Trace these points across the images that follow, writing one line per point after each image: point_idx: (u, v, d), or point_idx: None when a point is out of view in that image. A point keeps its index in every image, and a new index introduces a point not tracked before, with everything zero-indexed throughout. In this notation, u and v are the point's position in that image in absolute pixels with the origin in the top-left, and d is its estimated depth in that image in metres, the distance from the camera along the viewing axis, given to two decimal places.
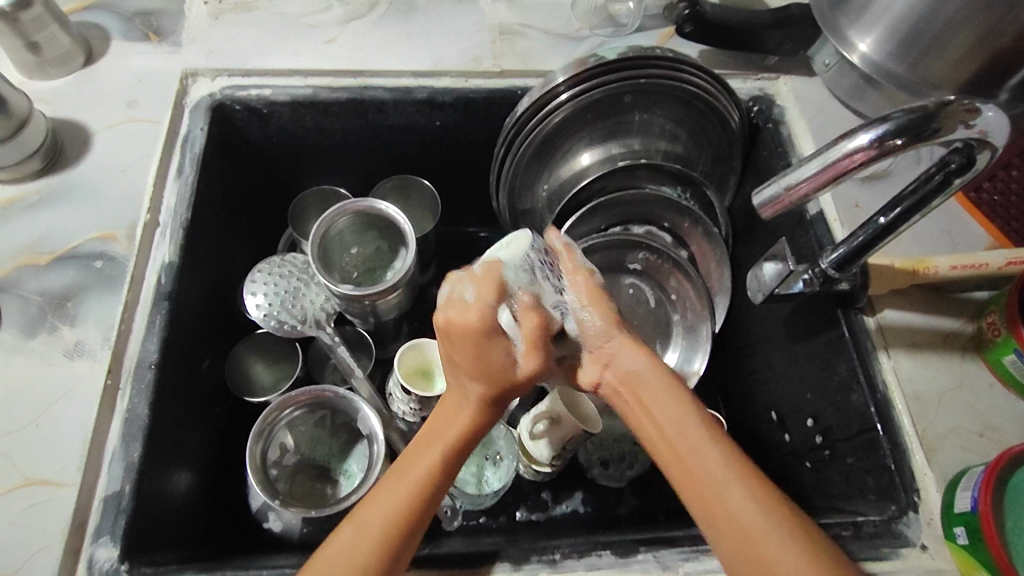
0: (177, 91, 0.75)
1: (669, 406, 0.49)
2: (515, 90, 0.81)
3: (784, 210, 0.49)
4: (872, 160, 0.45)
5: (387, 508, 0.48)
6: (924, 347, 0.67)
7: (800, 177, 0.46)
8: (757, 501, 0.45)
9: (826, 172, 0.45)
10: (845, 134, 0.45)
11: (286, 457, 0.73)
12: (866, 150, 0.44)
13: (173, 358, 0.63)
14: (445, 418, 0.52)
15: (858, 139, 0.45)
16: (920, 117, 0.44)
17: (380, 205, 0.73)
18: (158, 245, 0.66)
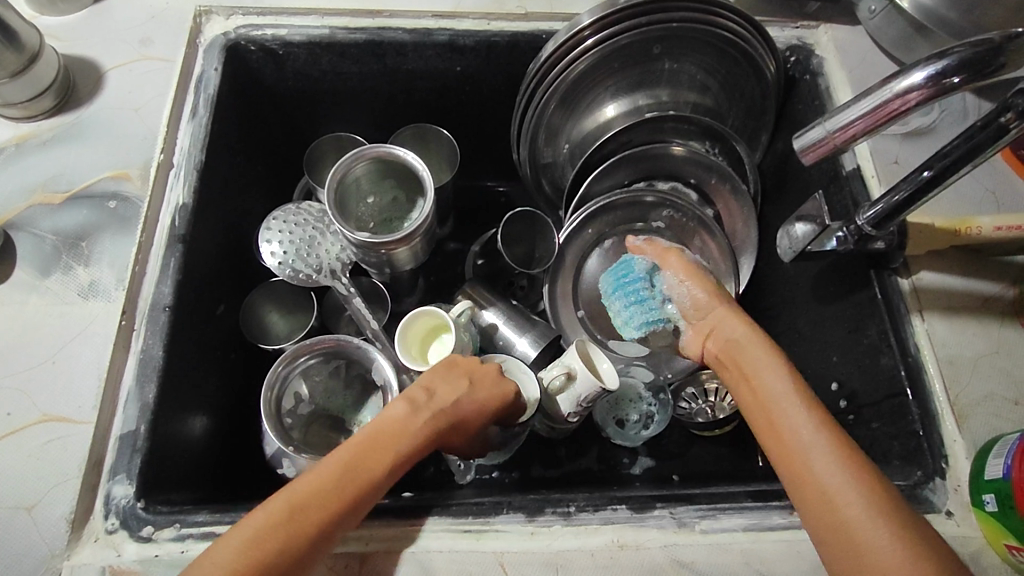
0: (190, 29, 0.73)
1: (768, 373, 0.56)
2: (540, 34, 0.77)
3: (827, 155, 0.45)
4: (927, 99, 0.40)
5: (322, 493, 0.48)
6: (961, 310, 0.64)
7: (843, 123, 0.43)
8: (842, 465, 0.47)
9: (870, 119, 0.42)
10: (897, 74, 0.41)
11: (300, 406, 0.73)
12: (917, 92, 0.40)
13: (187, 301, 0.63)
14: (392, 430, 0.54)
15: (911, 78, 0.40)
16: (987, 49, 0.39)
17: (398, 151, 0.70)
18: (172, 186, 0.65)
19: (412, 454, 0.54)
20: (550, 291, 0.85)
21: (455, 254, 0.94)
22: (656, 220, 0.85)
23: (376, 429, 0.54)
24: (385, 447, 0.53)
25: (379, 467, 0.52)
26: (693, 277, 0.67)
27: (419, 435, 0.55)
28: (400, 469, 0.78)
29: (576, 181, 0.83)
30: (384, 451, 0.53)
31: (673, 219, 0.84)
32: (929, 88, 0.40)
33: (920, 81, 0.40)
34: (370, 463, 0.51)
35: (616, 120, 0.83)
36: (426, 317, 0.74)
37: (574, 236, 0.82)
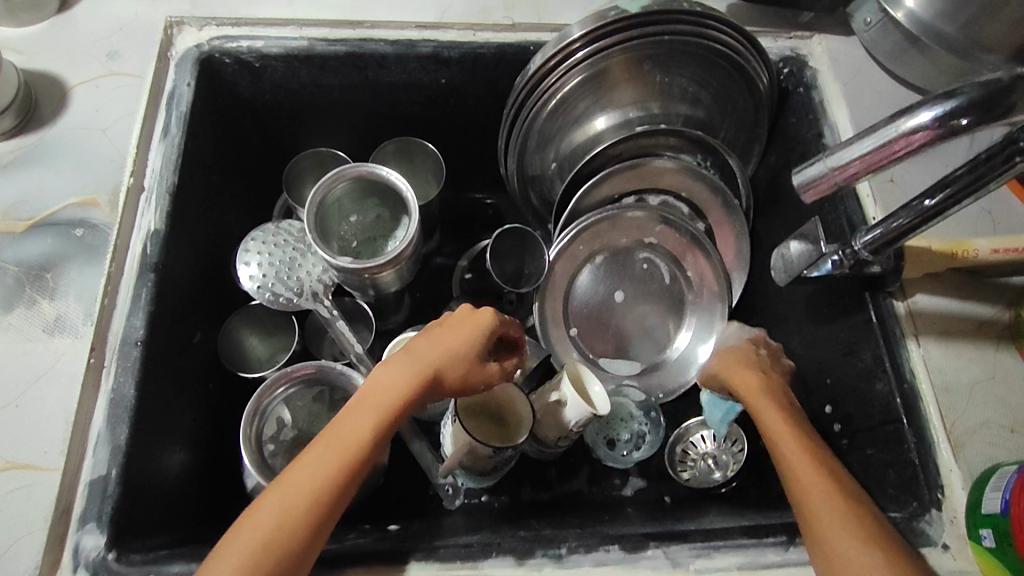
0: (161, 41, 0.70)
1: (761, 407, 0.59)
2: (528, 45, 0.74)
3: (830, 192, 0.43)
4: (936, 139, 0.39)
5: (313, 481, 0.47)
6: (956, 335, 0.63)
7: (847, 160, 0.41)
8: (824, 488, 0.51)
9: (876, 157, 0.40)
10: (904, 111, 0.39)
11: (284, 432, 0.70)
12: (926, 131, 0.38)
13: (161, 333, 0.60)
14: (375, 398, 0.52)
15: (919, 119, 0.39)
16: (995, 90, 0.37)
17: (381, 171, 0.68)
18: (143, 211, 0.62)
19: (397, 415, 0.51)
20: (541, 308, 0.82)
21: (442, 269, 0.92)
22: (650, 236, 0.83)
23: (356, 404, 0.52)
24: (368, 418, 0.50)
25: (361, 440, 0.50)
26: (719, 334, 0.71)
27: (396, 395, 0.51)
28: (386, 497, 0.76)
29: (566, 196, 0.81)
30: (365, 421, 0.50)
31: (667, 236, 0.83)
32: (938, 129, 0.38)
33: (929, 121, 0.38)
34: (353, 434, 0.50)
35: (606, 133, 0.81)
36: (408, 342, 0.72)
37: (564, 254, 0.81)
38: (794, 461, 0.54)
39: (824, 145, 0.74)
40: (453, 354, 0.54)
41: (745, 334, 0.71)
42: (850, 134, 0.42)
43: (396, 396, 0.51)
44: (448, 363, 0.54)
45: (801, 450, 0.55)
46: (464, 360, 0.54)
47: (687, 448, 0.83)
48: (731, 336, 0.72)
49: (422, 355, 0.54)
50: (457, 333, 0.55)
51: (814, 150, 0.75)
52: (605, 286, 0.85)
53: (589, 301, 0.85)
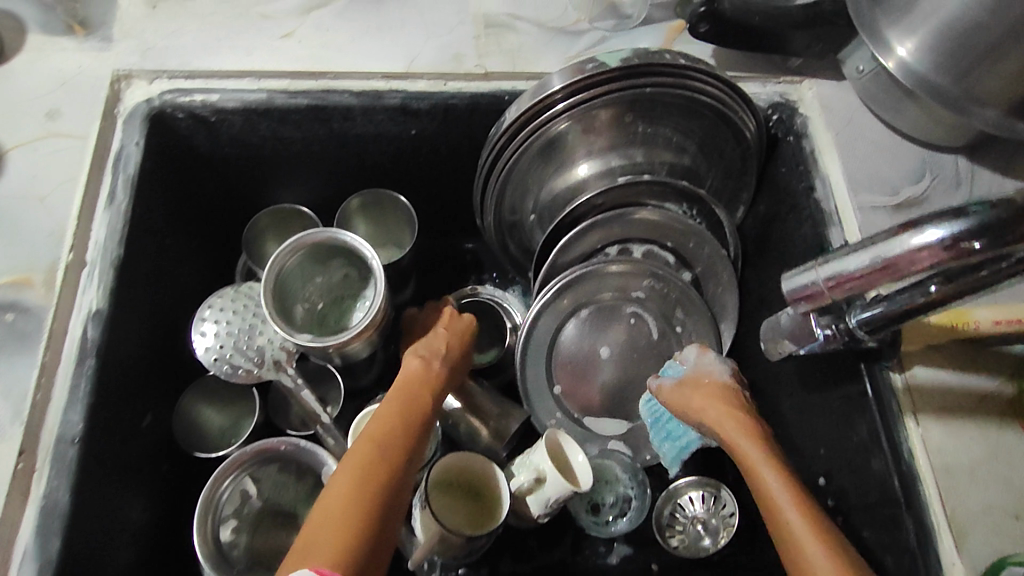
0: (107, 97, 0.65)
1: (763, 472, 0.58)
2: (503, 95, 0.70)
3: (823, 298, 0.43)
4: (937, 262, 0.37)
5: (326, 537, 0.49)
6: (955, 412, 0.59)
7: (845, 270, 0.42)
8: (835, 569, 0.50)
9: (875, 269, 0.40)
10: (913, 226, 0.38)
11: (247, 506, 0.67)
12: (930, 250, 0.37)
13: (103, 424, 0.56)
14: (370, 436, 0.57)
15: (925, 237, 0.38)
16: (1006, 215, 0.35)
17: (343, 236, 0.64)
18: (84, 288, 0.58)
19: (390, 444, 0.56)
20: (522, 359, 0.78)
21: None
22: (638, 288, 0.78)
23: (381, 422, 0.58)
24: (397, 426, 0.58)
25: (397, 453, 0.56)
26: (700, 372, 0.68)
27: (387, 425, 0.58)
28: None
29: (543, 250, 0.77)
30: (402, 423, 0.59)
31: (657, 290, 0.78)
32: (946, 249, 0.36)
33: (935, 239, 0.37)
34: (355, 470, 0.53)
35: (588, 181, 0.76)
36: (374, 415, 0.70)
37: (541, 312, 0.76)
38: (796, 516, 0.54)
39: (816, 199, 0.69)
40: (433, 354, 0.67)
41: (725, 367, 0.68)
42: (850, 246, 0.42)
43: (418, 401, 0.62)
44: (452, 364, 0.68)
45: (800, 503, 0.55)
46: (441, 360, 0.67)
47: (675, 511, 0.78)
48: (709, 367, 0.68)
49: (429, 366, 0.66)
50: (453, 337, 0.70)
51: (804, 205, 0.71)
52: (587, 342, 0.80)
53: (570, 358, 0.80)
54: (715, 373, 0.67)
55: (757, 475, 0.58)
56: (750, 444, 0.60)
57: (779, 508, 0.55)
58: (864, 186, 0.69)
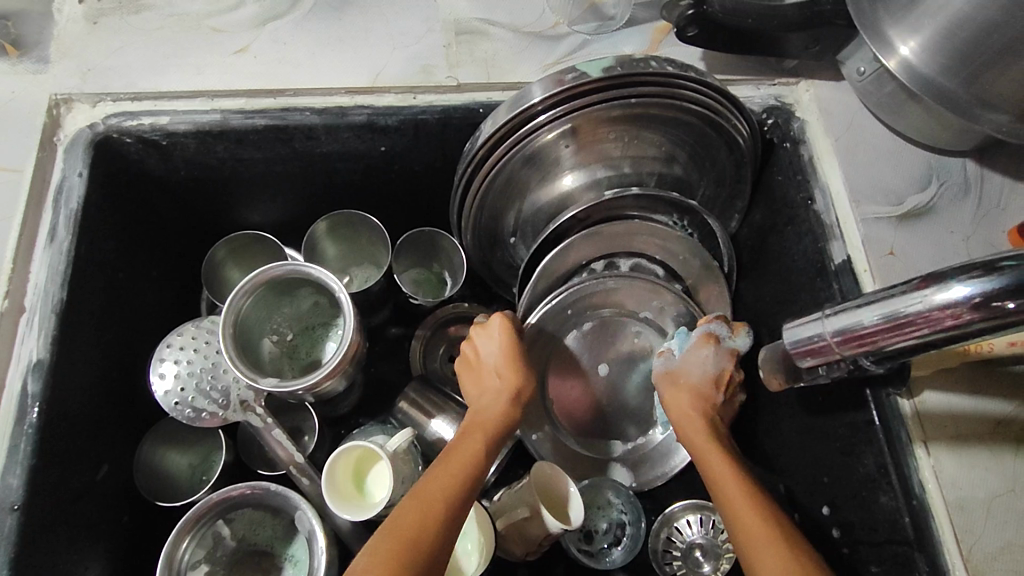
0: (45, 124, 0.60)
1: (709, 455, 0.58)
2: (477, 108, 0.66)
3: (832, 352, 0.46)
4: (963, 322, 0.38)
5: None
6: (969, 439, 0.56)
7: (856, 320, 0.43)
8: (762, 530, 0.50)
9: (891, 322, 0.41)
10: (935, 280, 0.39)
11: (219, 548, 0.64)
12: (957, 308, 0.38)
13: (50, 485, 0.51)
14: (422, 494, 0.52)
15: (950, 292, 0.38)
16: None
17: (310, 269, 0.60)
18: (24, 338, 0.53)
19: (445, 506, 0.51)
20: None
21: (399, 340, 0.82)
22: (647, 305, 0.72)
23: (433, 471, 0.54)
24: (449, 474, 0.54)
25: (446, 495, 0.52)
26: (688, 358, 0.64)
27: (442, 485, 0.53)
28: None
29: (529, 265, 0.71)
30: (452, 468, 0.55)
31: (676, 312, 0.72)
32: (974, 307, 0.37)
33: (964, 296, 0.37)
34: (397, 532, 0.48)
35: (573, 194, 0.70)
36: (352, 452, 0.64)
37: (541, 336, 0.71)
38: (733, 492, 0.54)
39: (813, 211, 0.66)
40: (498, 396, 0.62)
41: (711, 364, 0.64)
42: (869, 296, 0.43)
43: (469, 441, 0.58)
44: (504, 380, 0.62)
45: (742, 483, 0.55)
46: (497, 408, 0.61)
47: (672, 535, 0.75)
48: (693, 361, 0.64)
49: (485, 396, 0.62)
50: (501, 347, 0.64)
51: (802, 217, 0.67)
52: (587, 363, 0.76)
53: (568, 380, 0.76)
54: (698, 369, 0.64)
55: (703, 457, 0.58)
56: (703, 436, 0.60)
57: (720, 484, 0.55)
58: (866, 197, 0.65)
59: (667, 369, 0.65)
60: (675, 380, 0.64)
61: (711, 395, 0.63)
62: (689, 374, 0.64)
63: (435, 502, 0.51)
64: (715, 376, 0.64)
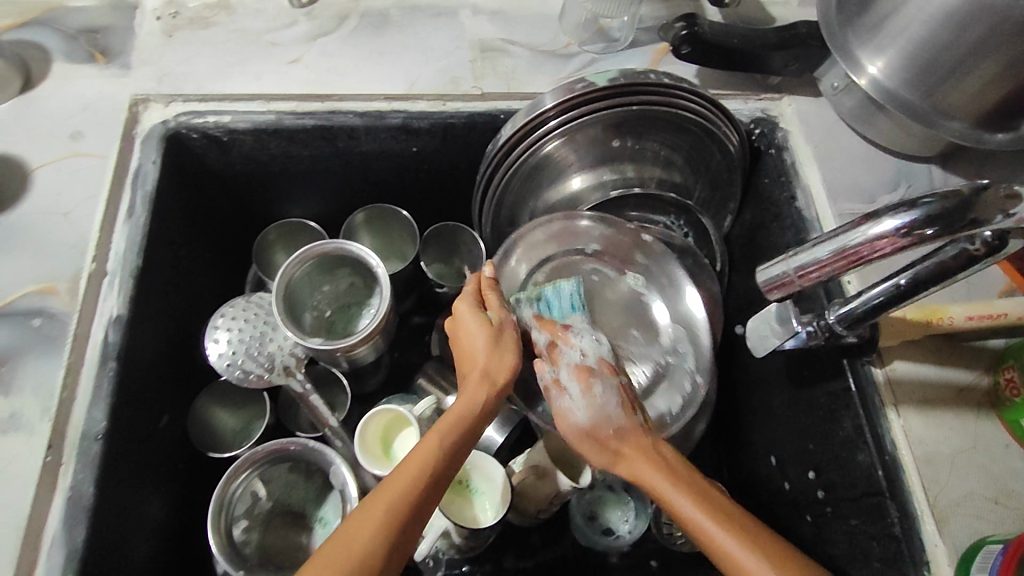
0: (126, 119, 0.69)
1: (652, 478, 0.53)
2: (498, 114, 0.75)
3: (792, 290, 0.50)
4: (898, 247, 0.44)
5: None
6: (936, 403, 0.62)
7: (814, 258, 0.47)
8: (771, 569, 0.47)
9: (841, 256, 0.46)
10: (869, 219, 0.45)
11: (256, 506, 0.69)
12: (892, 236, 0.44)
13: (123, 423, 0.59)
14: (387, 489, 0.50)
15: (882, 226, 0.45)
16: (955, 204, 0.43)
17: (351, 247, 0.68)
18: (105, 296, 0.61)
19: (410, 510, 0.49)
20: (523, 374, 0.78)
21: (422, 327, 0.90)
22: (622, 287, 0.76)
23: (399, 466, 0.51)
24: (416, 474, 0.50)
25: (402, 493, 0.49)
26: (587, 388, 0.59)
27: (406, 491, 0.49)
28: None
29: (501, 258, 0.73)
30: (416, 467, 0.51)
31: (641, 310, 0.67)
32: (904, 235, 0.44)
33: (895, 227, 0.44)
34: (360, 537, 0.47)
35: (581, 194, 0.78)
36: (381, 416, 0.71)
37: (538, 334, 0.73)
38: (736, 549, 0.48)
39: (796, 208, 0.74)
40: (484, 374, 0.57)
41: (614, 401, 0.58)
42: (816, 238, 0.48)
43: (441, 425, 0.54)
44: (480, 358, 0.58)
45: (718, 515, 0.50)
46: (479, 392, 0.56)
47: None
48: (590, 409, 0.58)
49: (469, 366, 0.59)
50: (477, 315, 0.60)
51: (787, 213, 0.76)
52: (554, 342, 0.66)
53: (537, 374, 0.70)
54: (606, 409, 0.58)
55: (670, 503, 0.52)
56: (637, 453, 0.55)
57: (716, 542, 0.49)
58: (842, 195, 0.74)
59: (585, 425, 0.58)
60: (598, 422, 0.57)
61: (643, 428, 0.57)
62: (630, 412, 0.58)
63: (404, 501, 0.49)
64: (622, 408, 0.58)
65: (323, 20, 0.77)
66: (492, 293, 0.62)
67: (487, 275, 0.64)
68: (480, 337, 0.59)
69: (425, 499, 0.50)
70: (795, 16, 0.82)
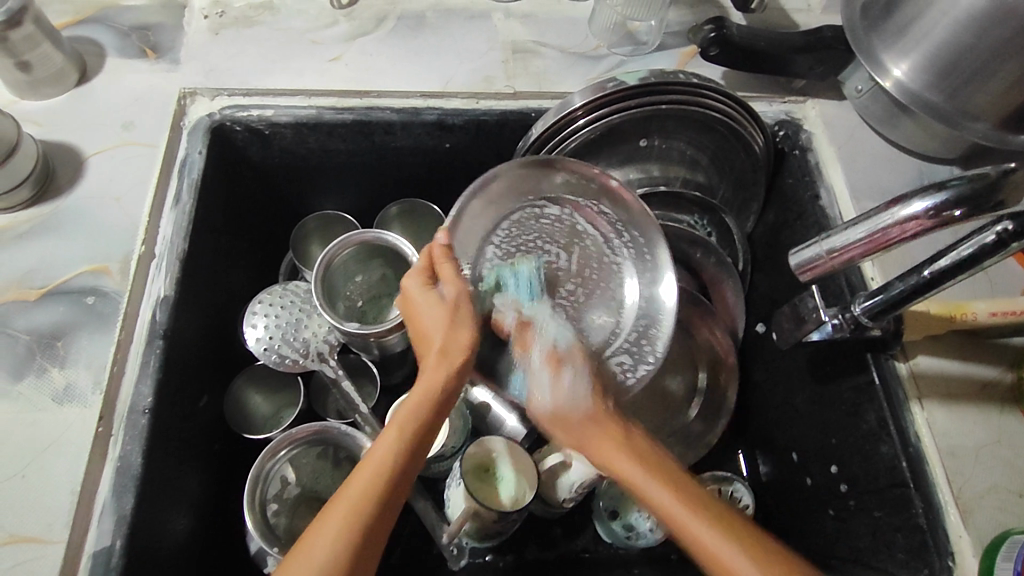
0: (174, 111, 0.72)
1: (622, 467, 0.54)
2: (529, 112, 0.77)
3: (822, 273, 0.51)
4: (927, 228, 0.46)
5: None
6: (960, 398, 0.63)
7: (845, 240, 0.48)
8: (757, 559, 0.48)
9: (871, 237, 0.47)
10: (898, 201, 0.47)
11: (286, 490, 0.69)
12: (922, 217, 0.46)
13: (168, 399, 0.61)
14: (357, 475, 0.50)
15: (912, 208, 0.46)
16: (982, 187, 0.45)
17: (388, 236, 0.71)
18: (153, 278, 0.63)
19: (383, 493, 0.49)
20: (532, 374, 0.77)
21: None
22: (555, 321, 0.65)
23: (366, 453, 0.52)
24: (384, 459, 0.50)
25: (373, 478, 0.49)
26: (558, 387, 0.59)
27: (376, 476, 0.50)
28: (387, 559, 0.77)
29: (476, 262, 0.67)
30: (383, 450, 0.51)
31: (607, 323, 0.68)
32: (933, 216, 0.45)
33: (924, 208, 0.46)
34: (330, 523, 0.47)
35: None
36: None
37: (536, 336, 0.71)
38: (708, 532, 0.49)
39: (819, 207, 0.76)
40: (443, 351, 0.57)
41: (581, 388, 0.59)
42: (846, 222, 0.49)
43: (406, 404, 0.54)
44: (435, 341, 0.57)
45: (685, 498, 0.51)
46: (440, 369, 0.56)
47: None
48: (556, 396, 0.59)
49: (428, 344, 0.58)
50: (428, 296, 0.59)
51: (810, 212, 0.77)
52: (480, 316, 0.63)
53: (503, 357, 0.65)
54: (570, 400, 0.58)
55: (647, 496, 0.52)
56: (608, 441, 0.56)
57: (695, 536, 0.49)
58: (865, 195, 0.75)
59: (552, 410, 0.58)
60: (575, 430, 0.57)
61: (608, 412, 0.58)
62: (603, 404, 0.58)
63: (376, 485, 0.49)
64: (590, 398, 0.58)
65: (362, 21, 0.80)
66: (441, 266, 0.61)
67: (439, 246, 0.62)
68: (436, 314, 0.58)
69: (399, 480, 0.51)
70: (819, 22, 0.84)
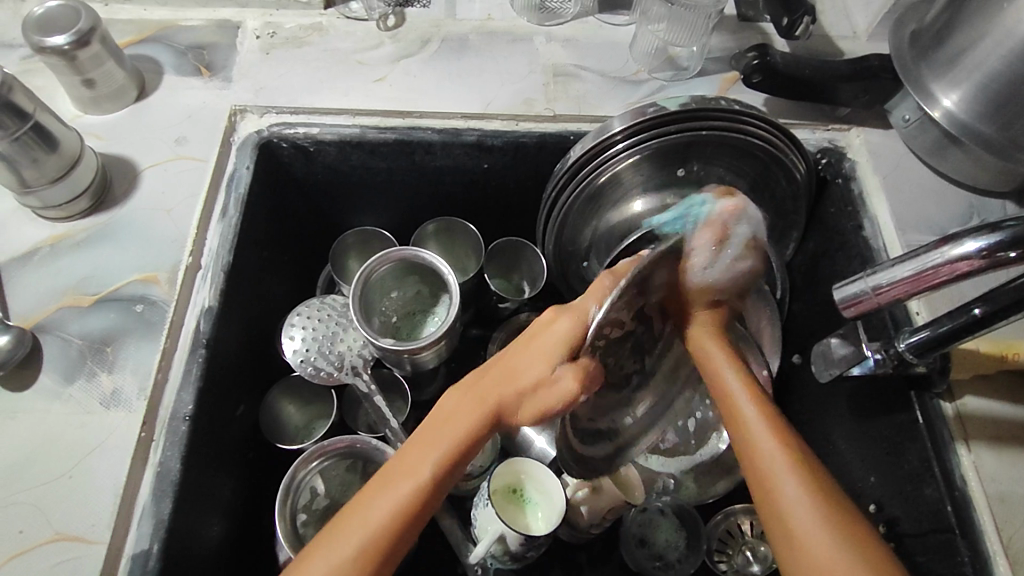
0: (224, 127, 0.75)
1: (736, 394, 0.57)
2: (568, 135, 0.78)
3: (869, 308, 0.50)
4: (977, 270, 0.45)
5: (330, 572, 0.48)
6: (1010, 442, 0.60)
7: (892, 277, 0.47)
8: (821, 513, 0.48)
9: (916, 276, 0.46)
10: (949, 240, 0.46)
11: (315, 501, 0.71)
12: (973, 258, 0.44)
13: (207, 408, 0.63)
14: (403, 465, 0.53)
15: (962, 247, 0.45)
16: None
17: (423, 255, 0.72)
18: (198, 289, 0.66)
19: (424, 492, 0.52)
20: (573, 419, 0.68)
21: (477, 341, 0.91)
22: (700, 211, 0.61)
23: (420, 442, 0.55)
24: (432, 448, 0.54)
25: (418, 466, 0.53)
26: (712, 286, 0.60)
27: (421, 471, 0.53)
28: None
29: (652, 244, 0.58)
30: (437, 441, 0.55)
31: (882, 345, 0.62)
32: (984, 257, 0.44)
33: (975, 249, 0.44)
34: (370, 508, 0.51)
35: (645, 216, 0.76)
36: None
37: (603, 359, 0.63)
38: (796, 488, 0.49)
39: (863, 237, 0.74)
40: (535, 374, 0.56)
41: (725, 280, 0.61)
42: (895, 258, 0.48)
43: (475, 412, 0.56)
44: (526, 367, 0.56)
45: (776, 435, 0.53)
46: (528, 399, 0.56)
47: (731, 531, 0.78)
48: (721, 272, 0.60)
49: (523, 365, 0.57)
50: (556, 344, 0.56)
51: (853, 242, 0.75)
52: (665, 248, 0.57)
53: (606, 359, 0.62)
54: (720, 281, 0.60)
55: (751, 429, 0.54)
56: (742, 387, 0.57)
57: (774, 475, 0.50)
58: (911, 228, 0.73)
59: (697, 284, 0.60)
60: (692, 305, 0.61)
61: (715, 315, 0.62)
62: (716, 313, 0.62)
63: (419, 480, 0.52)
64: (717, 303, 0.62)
65: (406, 42, 0.81)
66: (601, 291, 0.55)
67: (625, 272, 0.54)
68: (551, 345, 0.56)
69: (443, 480, 0.54)
70: (866, 51, 0.83)
